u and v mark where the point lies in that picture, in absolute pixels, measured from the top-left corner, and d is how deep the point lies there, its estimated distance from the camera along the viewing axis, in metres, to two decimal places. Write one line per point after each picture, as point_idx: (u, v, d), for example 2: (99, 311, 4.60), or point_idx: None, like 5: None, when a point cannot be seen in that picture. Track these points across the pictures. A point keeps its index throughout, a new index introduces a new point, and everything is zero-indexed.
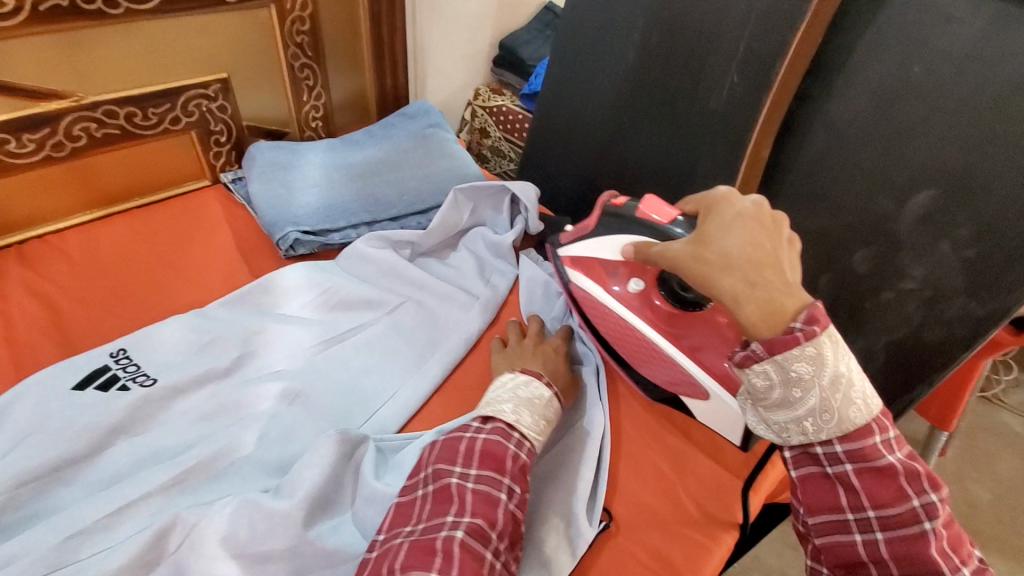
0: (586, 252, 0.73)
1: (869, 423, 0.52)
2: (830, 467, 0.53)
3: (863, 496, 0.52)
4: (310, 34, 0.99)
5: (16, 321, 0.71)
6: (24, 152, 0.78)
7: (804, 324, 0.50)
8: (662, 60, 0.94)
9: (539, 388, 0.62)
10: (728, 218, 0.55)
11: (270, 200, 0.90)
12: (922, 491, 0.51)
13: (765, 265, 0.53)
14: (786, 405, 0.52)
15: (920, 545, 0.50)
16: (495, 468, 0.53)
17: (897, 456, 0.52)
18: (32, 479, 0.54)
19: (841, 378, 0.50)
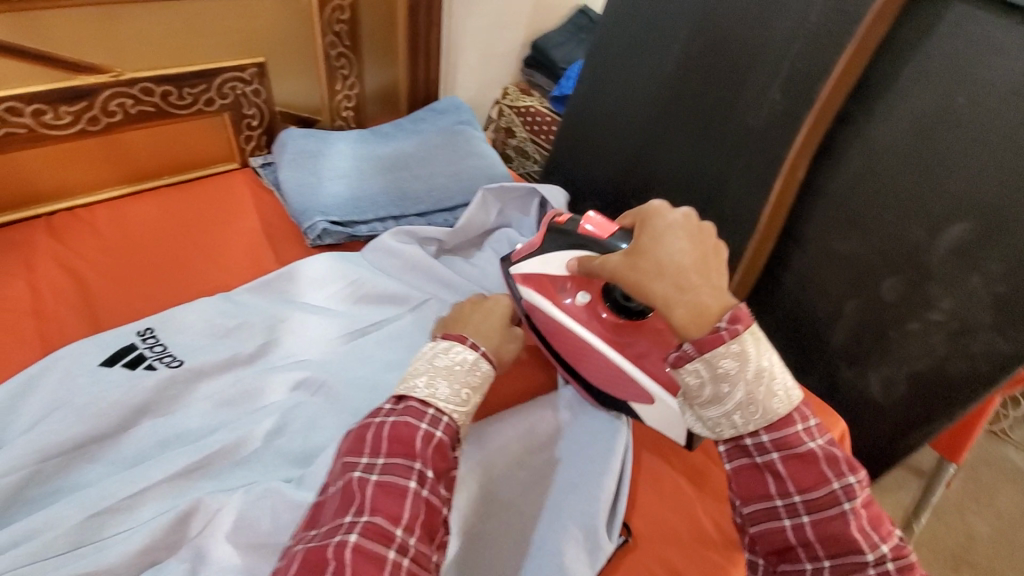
0: (534, 266, 0.70)
1: (791, 411, 0.51)
2: (758, 457, 0.52)
3: (787, 482, 0.51)
4: (348, 23, 0.99)
5: (44, 294, 0.71)
6: (59, 124, 0.78)
7: (730, 322, 0.49)
8: (700, 72, 0.93)
9: (462, 353, 0.56)
10: (660, 228, 0.55)
11: (299, 188, 0.89)
12: (841, 474, 0.51)
13: (693, 267, 0.52)
14: (716, 400, 0.50)
15: (842, 526, 0.50)
16: (404, 455, 0.48)
17: (818, 441, 0.52)
18: (57, 453, 0.54)
19: (764, 371, 0.49)
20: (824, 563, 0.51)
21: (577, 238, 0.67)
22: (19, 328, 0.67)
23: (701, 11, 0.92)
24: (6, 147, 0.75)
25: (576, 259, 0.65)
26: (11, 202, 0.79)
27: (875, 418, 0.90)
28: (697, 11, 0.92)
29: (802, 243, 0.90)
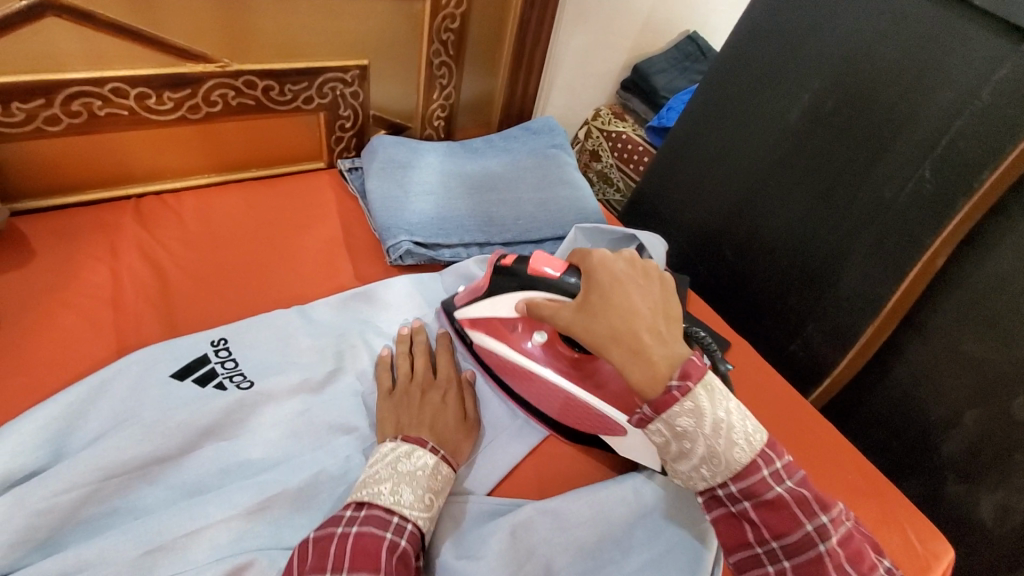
0: (482, 311, 0.69)
1: (755, 458, 0.47)
2: (731, 507, 0.49)
3: (762, 529, 0.48)
4: (456, 32, 0.94)
5: (125, 285, 0.69)
6: (162, 109, 0.76)
7: (681, 379, 0.47)
8: (832, 131, 0.84)
9: (423, 457, 0.55)
10: (603, 280, 0.54)
11: (384, 201, 0.85)
12: (813, 515, 0.47)
13: (640, 324, 0.50)
14: (683, 455, 0.48)
15: (823, 569, 0.46)
16: (370, 568, 0.46)
17: (788, 483, 0.48)
18: (121, 472, 0.53)
19: (722, 422, 0.47)
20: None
21: (527, 278, 0.63)
22: (95, 320, 0.65)
23: (842, 63, 0.82)
24: (105, 127, 0.73)
25: (523, 300, 0.63)
26: (101, 181, 0.78)
27: (981, 538, 0.81)
28: (841, 61, 0.82)
29: (923, 333, 0.81)
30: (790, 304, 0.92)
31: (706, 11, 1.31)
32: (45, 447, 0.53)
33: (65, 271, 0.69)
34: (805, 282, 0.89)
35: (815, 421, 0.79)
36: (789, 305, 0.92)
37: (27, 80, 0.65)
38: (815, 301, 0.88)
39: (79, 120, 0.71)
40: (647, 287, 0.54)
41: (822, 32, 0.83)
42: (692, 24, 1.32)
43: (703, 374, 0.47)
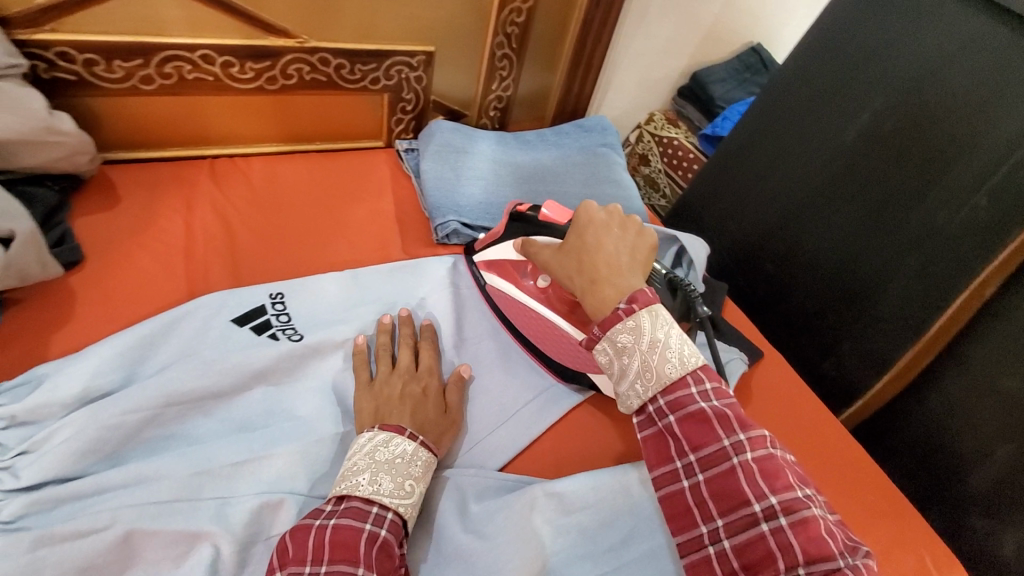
0: (495, 255, 0.76)
1: (685, 376, 0.49)
2: (660, 422, 0.49)
3: (682, 441, 0.48)
4: (521, 26, 0.97)
5: (196, 236, 0.75)
6: (244, 78, 0.81)
7: (628, 302, 0.51)
8: (889, 151, 0.83)
9: (402, 445, 0.56)
10: (580, 225, 0.59)
11: (437, 181, 0.89)
12: (731, 431, 0.47)
13: (601, 263, 0.55)
14: (623, 374, 0.51)
15: (733, 481, 0.45)
16: (349, 560, 0.46)
17: (713, 402, 0.48)
18: (181, 401, 0.58)
19: (658, 342, 0.49)
20: (720, 523, 0.46)
21: (537, 224, 0.69)
22: (168, 264, 0.71)
23: (907, 84, 0.80)
24: (192, 90, 0.79)
25: (521, 238, 0.71)
26: (182, 139, 0.84)
27: None
28: (906, 83, 0.80)
29: (963, 366, 0.79)
30: (829, 322, 0.91)
31: (772, 24, 1.30)
32: (119, 371, 0.59)
33: (146, 218, 0.75)
34: (845, 302, 0.89)
35: (840, 438, 0.78)
36: (828, 322, 0.92)
37: (129, 41, 0.71)
38: (853, 319, 0.88)
39: (170, 82, 0.77)
40: (623, 234, 0.58)
41: (888, 52, 0.82)
42: (756, 36, 1.31)
43: (647, 301, 0.50)
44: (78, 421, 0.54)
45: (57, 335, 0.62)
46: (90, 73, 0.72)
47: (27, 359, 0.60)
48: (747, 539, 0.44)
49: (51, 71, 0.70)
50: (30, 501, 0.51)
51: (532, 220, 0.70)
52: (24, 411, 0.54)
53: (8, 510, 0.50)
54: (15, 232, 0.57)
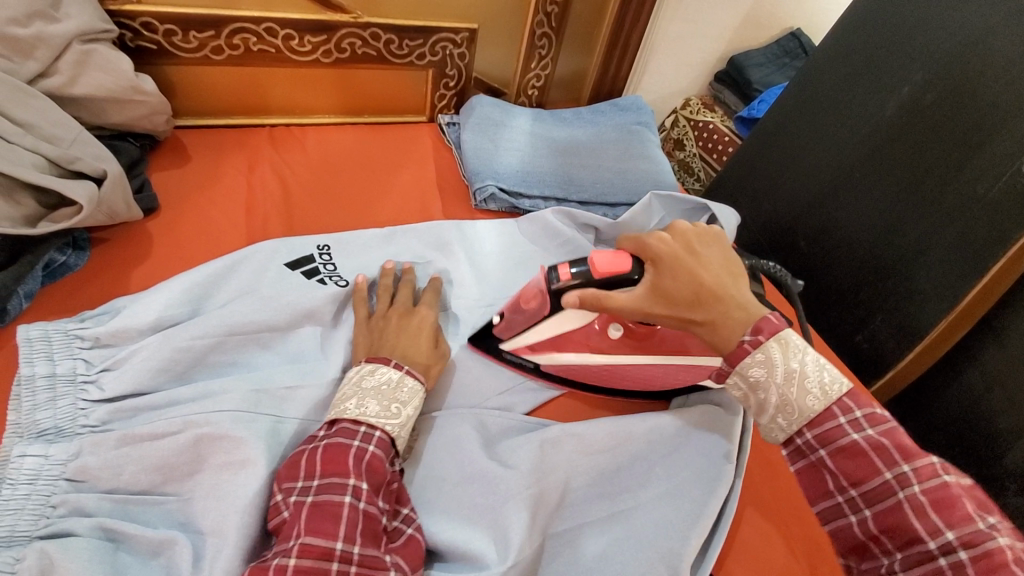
0: (531, 337, 0.67)
1: (830, 406, 0.48)
2: (811, 455, 0.49)
3: (838, 475, 0.48)
4: (561, 6, 1.00)
5: (257, 193, 0.82)
6: (301, 51, 0.87)
7: (753, 334, 0.50)
8: (929, 123, 0.82)
9: (387, 373, 0.58)
10: (664, 252, 0.56)
11: (477, 151, 0.94)
12: (892, 462, 0.45)
13: (711, 296, 0.53)
14: (761, 408, 0.51)
15: (903, 516, 0.44)
16: (338, 473, 0.51)
17: (866, 432, 0.47)
18: (241, 331, 0.63)
19: (795, 372, 0.48)
20: (897, 557, 0.45)
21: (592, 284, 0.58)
22: (231, 216, 0.78)
23: (948, 56, 0.80)
24: (255, 60, 0.86)
25: (577, 294, 0.59)
26: (243, 107, 0.91)
27: None
28: (947, 54, 0.80)
29: (1002, 339, 0.79)
30: (864, 296, 0.91)
31: (813, 9, 1.30)
32: (187, 304, 0.65)
33: (212, 175, 0.82)
34: (881, 276, 0.89)
35: None
36: (863, 296, 0.91)
37: (204, 13, 0.78)
38: (889, 294, 0.88)
39: (237, 53, 0.84)
40: (711, 255, 0.57)
41: (930, 25, 0.82)
42: (797, 21, 1.30)
43: (775, 330, 0.50)
44: (153, 344, 0.60)
45: (136, 271, 0.70)
46: (168, 42, 0.80)
47: (111, 291, 0.67)
48: None
49: (135, 40, 0.78)
50: (115, 408, 0.57)
51: (588, 280, 0.58)
52: (107, 333, 0.61)
53: (97, 415, 0.57)
54: (107, 172, 0.66)
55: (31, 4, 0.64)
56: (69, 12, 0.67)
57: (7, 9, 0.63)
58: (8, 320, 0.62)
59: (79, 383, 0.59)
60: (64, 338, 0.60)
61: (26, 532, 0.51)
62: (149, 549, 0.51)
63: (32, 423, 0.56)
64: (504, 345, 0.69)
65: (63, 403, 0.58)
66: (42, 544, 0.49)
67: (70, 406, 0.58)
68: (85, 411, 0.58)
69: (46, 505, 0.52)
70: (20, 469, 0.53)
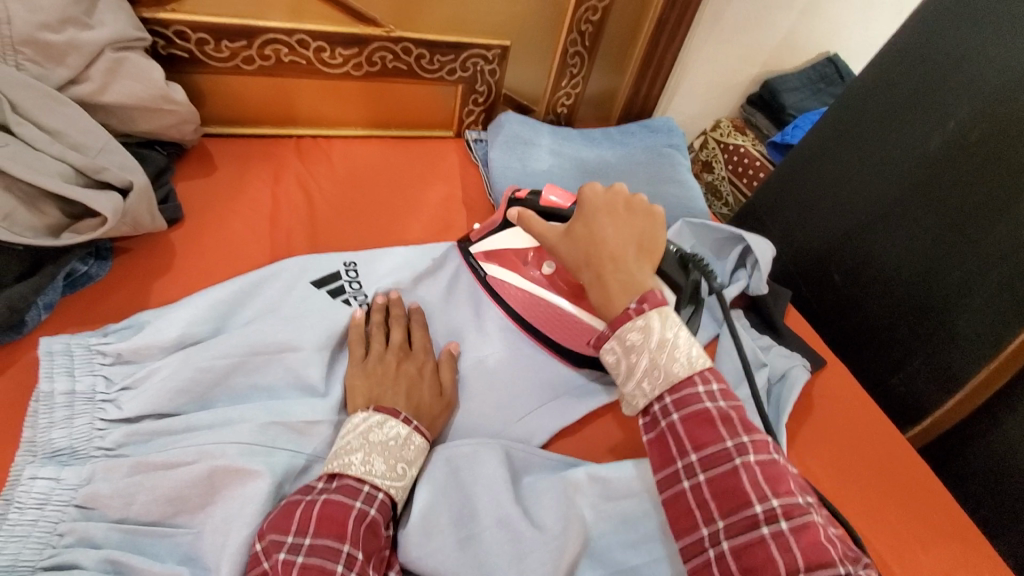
0: (504, 239, 0.74)
1: (692, 375, 0.49)
2: (664, 420, 0.49)
3: (684, 440, 0.48)
4: (596, 24, 0.98)
5: (282, 206, 0.81)
6: (333, 64, 0.86)
7: (637, 303, 0.52)
8: (975, 160, 0.79)
9: (396, 427, 0.56)
10: (588, 205, 0.60)
11: (505, 170, 0.92)
12: (735, 433, 0.47)
13: (606, 255, 0.57)
14: (629, 373, 0.51)
15: (735, 482, 0.45)
16: (335, 536, 0.48)
17: (718, 403, 0.48)
18: (263, 352, 0.62)
19: (667, 341, 0.49)
20: (721, 526, 0.45)
21: (539, 208, 0.69)
22: (256, 229, 0.77)
23: (997, 92, 0.76)
24: (286, 71, 0.85)
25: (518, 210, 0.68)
26: (271, 118, 0.90)
27: None
28: (995, 91, 0.76)
29: None
30: (901, 335, 0.88)
31: (855, 35, 1.26)
32: (208, 322, 0.63)
33: (237, 188, 0.81)
34: (919, 316, 0.85)
35: (906, 461, 0.77)
36: (900, 335, 0.88)
37: (236, 23, 0.78)
38: (929, 335, 0.84)
39: (268, 63, 0.83)
40: (626, 221, 0.59)
41: (982, 59, 0.78)
42: (835, 46, 1.27)
43: (657, 302, 0.51)
44: (173, 363, 0.59)
45: (157, 285, 0.69)
46: (200, 51, 0.79)
47: (132, 304, 0.66)
48: (746, 541, 0.43)
49: (168, 48, 0.78)
50: (132, 431, 0.56)
51: (534, 206, 0.70)
52: (128, 350, 0.59)
53: (112, 438, 0.56)
54: (132, 183, 0.65)
55: (64, 10, 0.63)
56: (103, 20, 0.67)
57: (40, 14, 0.62)
58: (25, 331, 0.61)
59: (97, 402, 0.58)
60: (85, 354, 0.59)
61: (31, 561, 0.49)
62: None
63: (46, 443, 0.54)
64: (472, 247, 0.78)
65: (80, 422, 0.56)
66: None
67: (87, 426, 0.57)
68: (101, 432, 0.56)
69: (53, 534, 0.51)
70: (29, 493, 0.51)
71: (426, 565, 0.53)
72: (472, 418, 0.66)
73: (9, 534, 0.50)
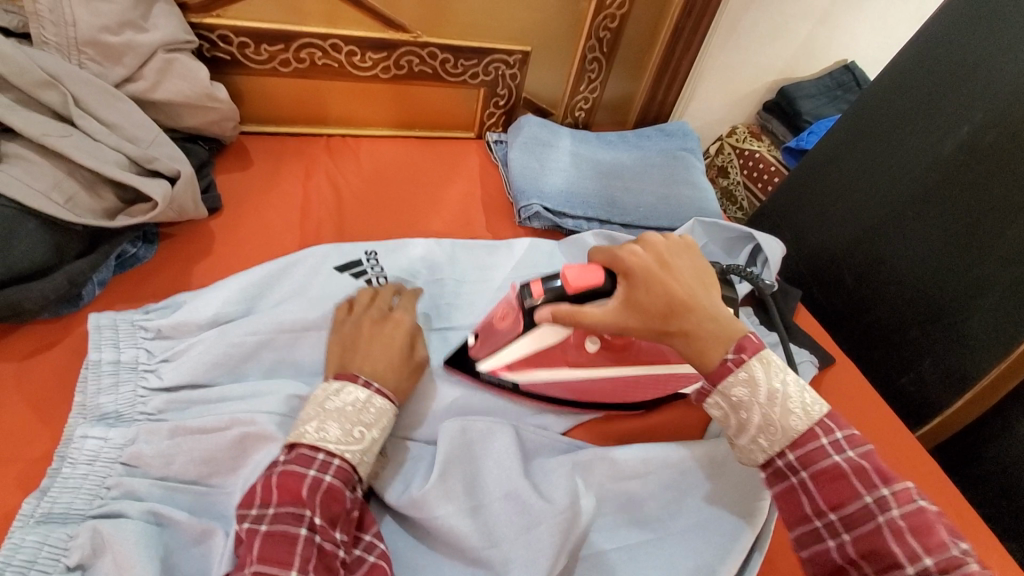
0: (516, 353, 0.63)
1: (813, 427, 0.51)
2: (792, 477, 0.51)
3: (818, 499, 0.49)
4: (613, 32, 1.02)
5: (312, 198, 0.86)
6: (363, 67, 0.91)
7: (736, 353, 0.52)
8: (989, 165, 0.80)
9: (354, 392, 0.56)
10: (642, 267, 0.55)
11: (524, 170, 0.96)
12: (872, 487, 0.48)
13: (684, 307, 0.53)
14: (741, 428, 0.52)
15: (882, 540, 0.46)
16: (293, 504, 0.49)
17: (846, 454, 0.50)
18: (294, 328, 0.66)
19: (777, 392, 0.51)
20: None
21: (562, 296, 0.57)
22: (287, 220, 0.82)
23: (1010, 98, 0.78)
24: (319, 74, 0.91)
25: (549, 308, 0.57)
26: (302, 118, 0.95)
27: None
28: (1009, 96, 0.78)
29: None
30: (913, 337, 0.89)
31: (873, 43, 1.27)
32: (243, 302, 0.68)
33: (269, 181, 0.86)
34: (930, 318, 0.86)
35: (912, 453, 0.79)
36: (912, 336, 0.89)
37: (275, 28, 0.83)
38: (940, 336, 0.85)
39: (303, 66, 0.89)
40: (684, 264, 0.57)
41: (994, 66, 0.79)
42: (852, 54, 1.29)
43: (756, 349, 0.52)
44: (209, 338, 0.64)
45: (196, 268, 0.74)
46: (241, 54, 0.85)
47: (175, 285, 0.72)
48: None
49: (212, 51, 0.84)
50: (171, 398, 0.61)
51: (562, 296, 0.57)
52: (168, 326, 0.64)
53: (154, 404, 0.61)
54: (180, 172, 0.71)
55: (123, 15, 0.69)
56: (157, 23, 0.73)
57: (102, 18, 0.68)
58: (81, 304, 0.67)
59: (140, 371, 0.63)
60: (129, 328, 0.64)
61: (81, 510, 0.54)
62: (192, 537, 0.53)
63: (95, 406, 0.59)
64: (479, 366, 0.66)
65: (125, 389, 0.61)
66: (96, 522, 0.52)
67: (131, 392, 0.62)
68: (144, 398, 0.61)
69: (101, 487, 0.55)
70: (80, 449, 0.56)
71: (442, 526, 0.56)
72: (487, 403, 0.69)
73: (64, 485, 0.55)
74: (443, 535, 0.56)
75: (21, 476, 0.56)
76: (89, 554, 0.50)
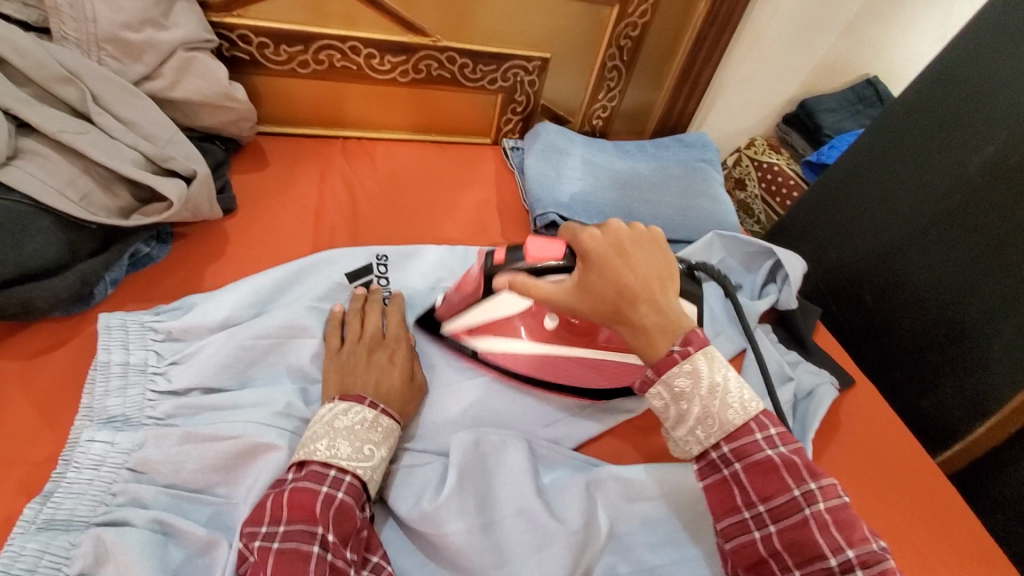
0: (479, 315, 0.67)
1: (748, 422, 0.51)
2: (725, 470, 0.51)
3: (749, 491, 0.50)
4: (635, 40, 1.00)
5: (327, 201, 0.85)
6: (380, 70, 0.91)
7: (682, 345, 0.51)
8: (1014, 186, 0.77)
9: (361, 412, 0.55)
10: (596, 255, 0.53)
11: (540, 178, 0.94)
12: (801, 480, 0.49)
13: (634, 298, 0.52)
14: (680, 418, 0.52)
15: (808, 532, 0.47)
16: (306, 521, 0.48)
17: (779, 449, 0.50)
18: (306, 335, 0.65)
19: (718, 385, 0.50)
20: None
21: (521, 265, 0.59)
22: (301, 223, 0.81)
23: None
24: (337, 76, 0.90)
25: (507, 277, 0.58)
26: (319, 119, 0.95)
27: None
28: None
29: None
30: (935, 360, 0.86)
31: (899, 58, 1.25)
32: (254, 306, 0.67)
33: (284, 183, 0.86)
34: (953, 341, 0.84)
35: (932, 481, 0.76)
36: (934, 359, 0.86)
37: (295, 29, 0.83)
38: (962, 361, 0.83)
39: (321, 68, 0.88)
40: (644, 255, 0.54)
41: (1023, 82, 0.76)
42: (875, 68, 1.27)
43: (704, 345, 0.51)
44: (219, 341, 0.63)
45: (209, 270, 0.73)
46: (260, 54, 0.84)
47: (186, 287, 0.71)
48: None
49: (231, 50, 0.83)
50: (180, 403, 0.60)
51: (521, 265, 0.58)
52: (179, 328, 0.64)
53: (162, 409, 0.60)
54: (196, 172, 0.70)
55: (144, 12, 0.69)
56: (177, 22, 0.72)
57: (123, 15, 0.68)
58: (92, 303, 0.66)
59: (149, 373, 0.62)
60: (139, 329, 0.64)
61: (85, 517, 0.53)
62: (196, 546, 0.52)
63: (102, 409, 0.58)
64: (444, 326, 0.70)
65: (133, 392, 0.61)
66: (100, 530, 0.51)
67: (139, 396, 0.61)
68: (152, 402, 0.60)
69: (106, 493, 0.54)
70: (86, 454, 0.55)
71: (451, 544, 0.55)
72: (497, 416, 0.67)
73: (68, 491, 0.54)
74: (453, 554, 0.55)
75: (24, 479, 0.55)
76: (91, 563, 0.49)
